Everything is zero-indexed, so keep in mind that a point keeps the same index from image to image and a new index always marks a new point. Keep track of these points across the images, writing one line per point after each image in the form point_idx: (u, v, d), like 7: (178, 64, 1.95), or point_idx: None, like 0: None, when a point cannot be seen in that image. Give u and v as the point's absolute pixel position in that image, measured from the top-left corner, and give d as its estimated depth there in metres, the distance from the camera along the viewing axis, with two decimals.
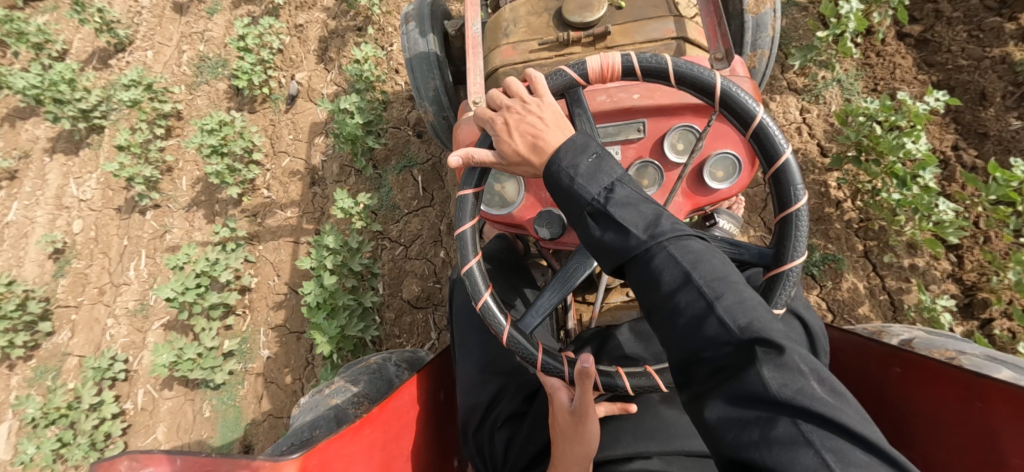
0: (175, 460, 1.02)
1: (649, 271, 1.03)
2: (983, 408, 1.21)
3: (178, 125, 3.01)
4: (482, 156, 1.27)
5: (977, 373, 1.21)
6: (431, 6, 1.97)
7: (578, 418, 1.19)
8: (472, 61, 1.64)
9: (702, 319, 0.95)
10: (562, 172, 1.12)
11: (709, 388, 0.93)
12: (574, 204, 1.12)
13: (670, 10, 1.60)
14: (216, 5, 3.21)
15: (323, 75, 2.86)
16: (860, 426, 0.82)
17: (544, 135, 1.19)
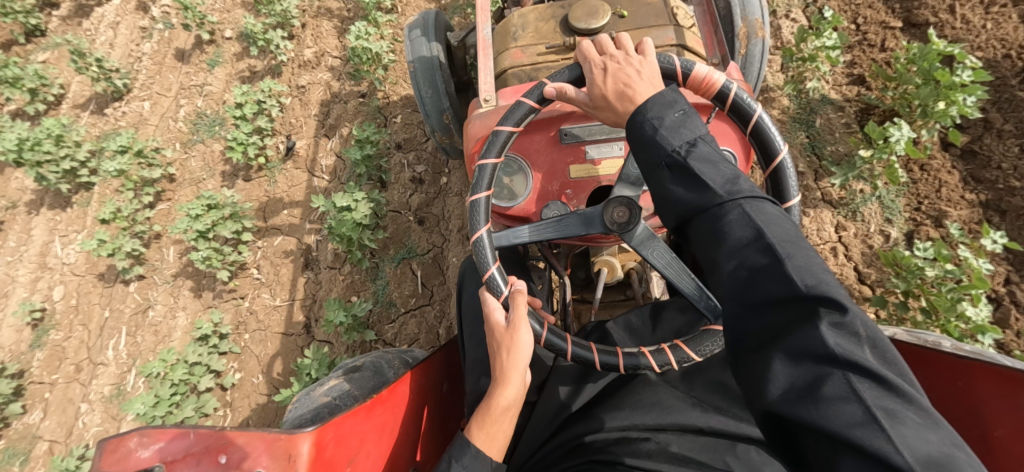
0: (188, 434, 1.14)
1: (716, 223, 0.97)
2: (966, 385, 1.18)
3: (169, 188, 3.07)
4: (572, 93, 1.25)
5: (960, 354, 1.18)
6: (436, 19, 2.41)
7: (510, 327, 1.21)
8: (482, 62, 1.64)
9: (765, 274, 0.88)
10: (646, 121, 1.08)
11: (763, 343, 0.85)
12: (650, 154, 1.07)
13: (671, 20, 1.64)
14: (218, 57, 3.36)
15: (325, 142, 3.06)
16: (916, 395, 0.76)
17: (635, 87, 1.15)
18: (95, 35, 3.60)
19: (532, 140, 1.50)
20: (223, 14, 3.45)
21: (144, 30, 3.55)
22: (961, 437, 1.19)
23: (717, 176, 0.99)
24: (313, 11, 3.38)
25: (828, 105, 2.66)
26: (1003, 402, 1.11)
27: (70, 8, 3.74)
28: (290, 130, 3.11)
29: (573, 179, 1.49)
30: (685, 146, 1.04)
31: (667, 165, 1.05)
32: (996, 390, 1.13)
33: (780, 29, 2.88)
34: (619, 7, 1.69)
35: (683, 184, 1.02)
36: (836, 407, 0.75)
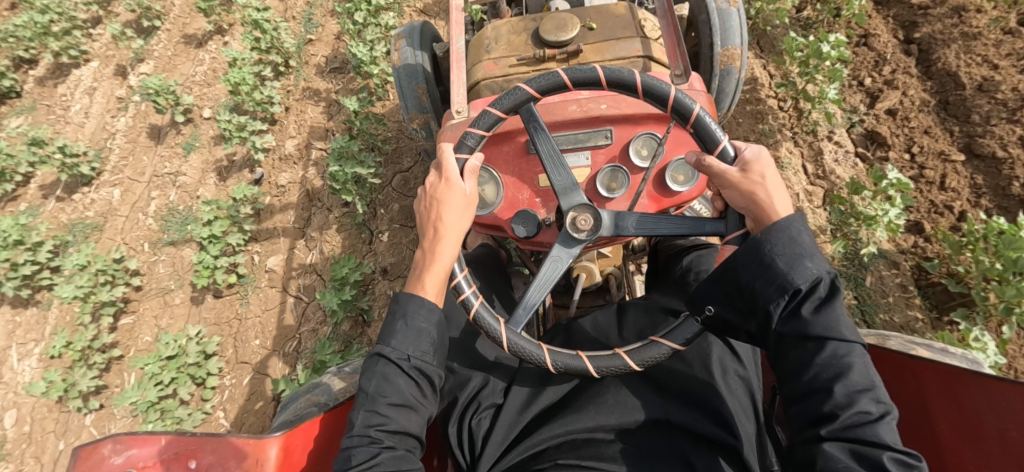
0: (159, 439, 1.17)
1: (830, 362, 1.05)
2: (915, 382, 1.28)
3: (135, 298, 2.68)
4: (714, 164, 1.24)
5: (907, 353, 1.28)
6: (422, 30, 2.44)
7: (471, 195, 1.36)
8: (454, 74, 1.69)
9: (869, 421, 1.00)
10: (797, 240, 1.12)
11: (848, 456, 0.97)
12: (793, 265, 1.10)
13: (638, 32, 1.70)
14: (194, 141, 3.00)
15: (303, 257, 2.64)
16: None
17: (778, 196, 1.20)
18: (70, 101, 3.27)
19: (500, 151, 1.55)
20: (199, 93, 3.13)
21: (120, 102, 3.21)
22: (912, 431, 1.29)
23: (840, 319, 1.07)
24: (298, 93, 3.05)
25: (881, 260, 2.25)
26: (948, 398, 1.21)
27: (46, 67, 3.40)
28: (266, 242, 2.71)
29: (542, 187, 1.52)
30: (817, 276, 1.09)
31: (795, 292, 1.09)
32: (940, 387, 1.22)
33: (822, 153, 2.51)
34: (589, 19, 1.74)
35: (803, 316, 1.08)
36: None
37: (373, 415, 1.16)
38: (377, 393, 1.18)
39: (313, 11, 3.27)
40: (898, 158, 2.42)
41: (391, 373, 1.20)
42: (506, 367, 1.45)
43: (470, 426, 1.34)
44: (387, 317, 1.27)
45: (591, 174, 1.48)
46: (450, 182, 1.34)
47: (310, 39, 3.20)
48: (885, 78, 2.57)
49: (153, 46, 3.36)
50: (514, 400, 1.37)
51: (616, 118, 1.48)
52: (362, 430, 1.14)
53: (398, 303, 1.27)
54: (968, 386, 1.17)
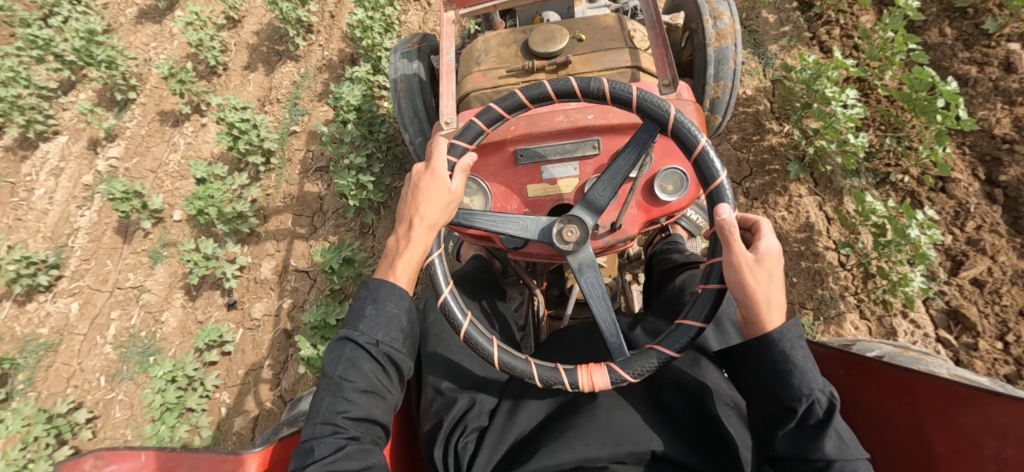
0: (139, 455, 1.21)
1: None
2: (911, 401, 1.24)
3: (86, 445, 2.39)
4: (735, 234, 1.12)
5: (906, 369, 1.23)
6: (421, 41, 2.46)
7: (456, 192, 1.30)
8: (444, 86, 1.70)
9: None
10: (790, 348, 1.12)
11: None
12: (782, 381, 1.12)
13: (626, 43, 1.70)
14: (161, 249, 2.78)
15: (274, 412, 2.36)
16: None
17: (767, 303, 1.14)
18: (34, 182, 3.08)
19: (488, 163, 1.52)
20: (168, 192, 2.90)
21: (86, 190, 3.02)
22: (906, 453, 1.25)
23: (846, 442, 1.07)
24: (279, 198, 2.81)
25: None
26: (944, 418, 1.19)
27: (12, 138, 3.20)
28: (234, 389, 2.44)
29: (531, 198, 1.50)
30: (829, 399, 1.10)
31: (800, 413, 1.10)
32: (934, 404, 1.20)
33: (896, 332, 2.09)
34: (578, 31, 1.74)
35: (804, 435, 1.09)
36: None
37: (339, 401, 1.16)
38: (345, 380, 1.17)
39: (300, 95, 3.03)
40: (988, 347, 1.98)
41: (359, 359, 1.20)
42: (493, 386, 1.43)
43: (457, 448, 1.31)
44: (357, 302, 1.25)
45: (578, 185, 1.48)
46: (437, 175, 1.28)
47: (295, 131, 2.96)
48: (968, 236, 2.13)
49: (126, 123, 3.15)
50: (500, 422, 1.34)
51: (604, 129, 1.47)
52: (330, 416, 1.15)
53: (368, 289, 1.26)
54: (964, 403, 1.16)
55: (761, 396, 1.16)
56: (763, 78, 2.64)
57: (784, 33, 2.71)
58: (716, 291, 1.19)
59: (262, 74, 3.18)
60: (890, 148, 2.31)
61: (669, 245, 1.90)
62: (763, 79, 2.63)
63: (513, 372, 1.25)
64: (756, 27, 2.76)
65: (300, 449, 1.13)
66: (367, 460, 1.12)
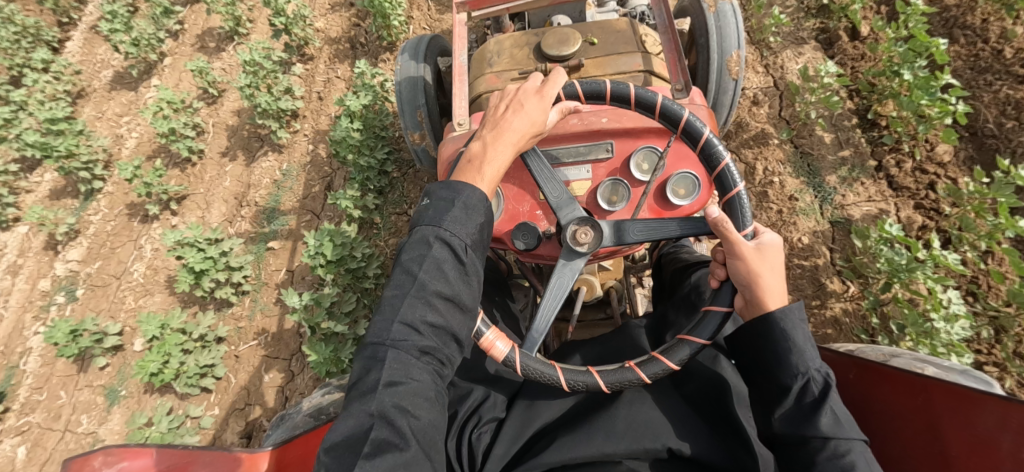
0: (151, 452, 1.20)
1: (829, 460, 1.06)
2: (925, 405, 1.26)
3: None
4: (730, 229, 1.15)
5: (918, 372, 1.27)
6: (429, 42, 2.46)
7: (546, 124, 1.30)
8: (457, 87, 1.70)
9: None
10: (788, 326, 1.14)
11: None
12: (776, 354, 1.15)
13: (638, 47, 1.71)
14: (119, 387, 2.52)
15: None
16: None
17: (767, 289, 1.16)
18: None
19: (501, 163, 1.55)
20: (129, 312, 2.68)
21: (44, 296, 2.84)
22: (921, 458, 1.25)
23: (842, 416, 1.10)
24: (251, 333, 2.53)
25: None
26: (960, 420, 1.20)
27: None
28: None
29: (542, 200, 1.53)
30: (824, 377, 1.12)
31: (797, 392, 1.12)
32: (950, 406, 1.22)
33: None
34: (590, 35, 1.75)
35: (801, 415, 1.11)
36: None
37: (421, 304, 1.08)
38: (430, 281, 1.09)
39: (281, 197, 2.80)
40: None
41: (447, 261, 1.11)
42: (507, 381, 1.43)
43: (470, 440, 1.30)
44: (441, 201, 1.15)
45: (591, 187, 1.48)
46: (544, 95, 1.28)
47: (272, 248, 2.66)
48: None
49: (90, 217, 2.98)
50: (518, 415, 1.33)
51: (617, 132, 1.49)
52: (406, 318, 1.06)
53: (456, 191, 1.16)
54: (979, 404, 1.18)
55: (760, 382, 1.19)
56: (820, 220, 2.36)
57: (842, 159, 2.45)
58: (722, 315, 1.22)
59: (241, 163, 2.95)
60: (987, 340, 1.98)
61: (675, 248, 1.91)
62: (821, 222, 2.36)
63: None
64: (809, 149, 2.50)
65: (367, 349, 1.06)
66: (431, 393, 1.06)
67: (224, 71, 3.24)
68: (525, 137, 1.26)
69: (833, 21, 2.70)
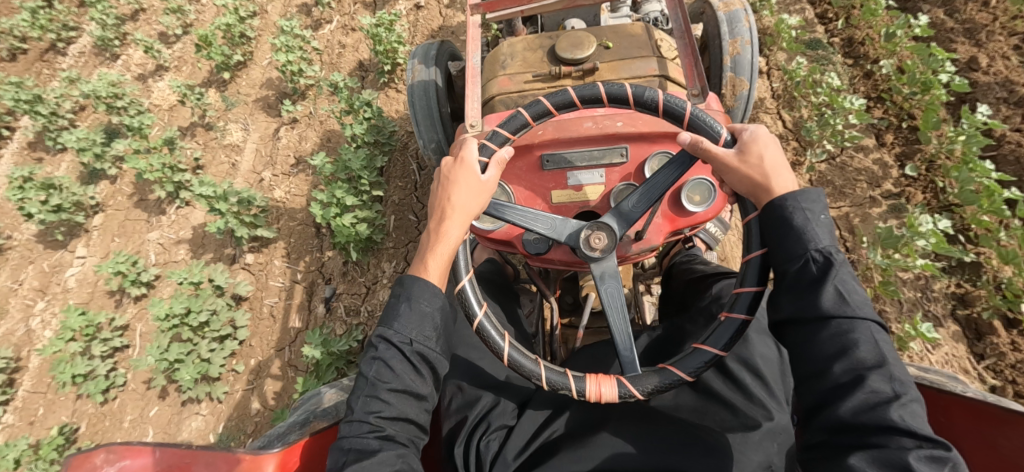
0: (153, 451, 1.18)
1: (834, 337, 1.03)
2: (945, 423, 1.25)
3: None
4: (709, 145, 1.21)
5: (939, 388, 1.25)
6: (439, 47, 2.45)
7: (487, 183, 1.28)
8: (470, 89, 1.70)
9: (882, 401, 0.96)
10: (800, 213, 1.11)
11: (836, 382, 1.01)
12: (791, 242, 1.11)
13: (653, 52, 1.70)
14: None
15: None
16: (923, 427, 0.94)
17: (772, 179, 1.17)
18: None
19: (514, 166, 1.51)
20: None
21: None
22: None
23: (853, 292, 1.05)
24: None
25: None
26: (977, 441, 1.18)
27: None
28: None
29: (555, 203, 1.49)
30: (826, 255, 1.07)
31: (797, 273, 1.09)
32: (970, 425, 1.20)
33: None
34: (604, 39, 1.74)
35: (806, 291, 1.07)
36: (889, 435, 0.93)
37: (373, 401, 1.11)
38: (378, 379, 1.13)
39: None
40: None
41: (393, 357, 1.14)
42: (518, 388, 1.40)
43: (478, 448, 1.28)
44: (391, 300, 1.20)
45: (604, 192, 1.47)
46: (466, 164, 1.29)
47: None
48: None
49: None
50: (526, 423, 1.31)
51: (632, 136, 1.46)
52: (362, 417, 1.11)
53: (402, 286, 1.20)
54: (999, 424, 1.14)
55: (776, 265, 1.14)
56: None
57: None
58: (760, 259, 1.19)
59: (172, 404, 2.40)
60: None
61: (689, 257, 1.87)
62: None
63: (520, 371, 1.24)
64: None
65: (337, 453, 1.09)
66: (396, 462, 1.06)
67: (162, 248, 2.78)
68: (476, 209, 1.27)
69: (978, 295, 2.16)
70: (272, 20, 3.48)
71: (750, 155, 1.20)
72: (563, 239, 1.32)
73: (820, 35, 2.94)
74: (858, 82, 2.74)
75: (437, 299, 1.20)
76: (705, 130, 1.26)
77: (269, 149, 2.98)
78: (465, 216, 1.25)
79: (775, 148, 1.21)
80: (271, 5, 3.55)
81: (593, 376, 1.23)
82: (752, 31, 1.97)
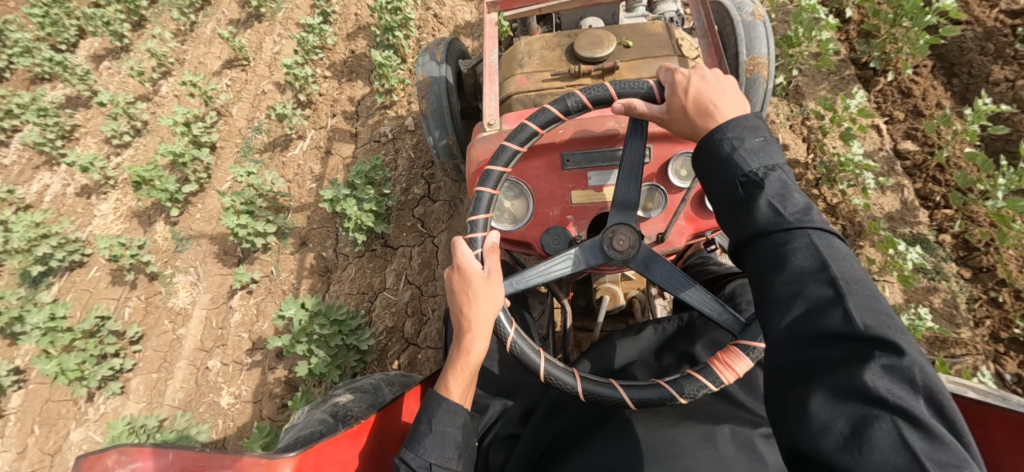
0: (166, 453, 1.15)
1: (770, 251, 1.00)
2: (982, 436, 1.20)
3: None
4: (643, 108, 1.25)
5: (976, 399, 1.22)
6: (450, 44, 2.45)
7: (491, 278, 1.24)
8: (488, 86, 1.66)
9: (821, 308, 0.91)
10: (725, 140, 1.10)
11: (775, 299, 0.97)
12: (726, 171, 1.09)
13: (674, 51, 1.67)
14: None
15: None
16: (874, 328, 0.86)
17: (710, 118, 1.17)
18: None
19: (532, 165, 1.48)
20: None
21: None
22: None
23: (788, 204, 1.02)
24: None
25: None
26: (1018, 454, 1.13)
27: None
28: None
29: (574, 204, 1.47)
30: (755, 176, 1.06)
31: (733, 199, 1.08)
32: (1009, 438, 1.15)
33: None
34: (624, 38, 1.72)
35: (740, 216, 1.05)
36: (827, 340, 0.88)
37: None
38: None
39: None
40: None
41: None
42: (526, 394, 1.43)
43: (488, 457, 1.33)
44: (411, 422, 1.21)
45: None
46: (467, 272, 1.22)
47: None
48: None
49: None
50: (532, 429, 1.32)
51: (656, 135, 1.41)
52: None
53: (423, 405, 1.22)
54: None
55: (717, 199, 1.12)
56: None
57: None
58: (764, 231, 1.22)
59: None
60: None
61: (701, 259, 1.84)
62: None
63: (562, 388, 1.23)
64: None
65: None
66: None
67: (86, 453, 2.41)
68: (495, 316, 1.24)
69: None
70: (237, 126, 3.14)
71: (681, 101, 1.21)
72: (588, 264, 1.32)
73: (925, 228, 2.36)
74: (981, 308, 2.16)
75: (458, 418, 1.21)
76: (632, 93, 1.30)
77: (220, 320, 2.59)
78: (487, 321, 1.21)
79: (705, 84, 1.21)
80: (237, 105, 3.21)
81: (722, 362, 1.19)
82: (767, 54, 1.95)
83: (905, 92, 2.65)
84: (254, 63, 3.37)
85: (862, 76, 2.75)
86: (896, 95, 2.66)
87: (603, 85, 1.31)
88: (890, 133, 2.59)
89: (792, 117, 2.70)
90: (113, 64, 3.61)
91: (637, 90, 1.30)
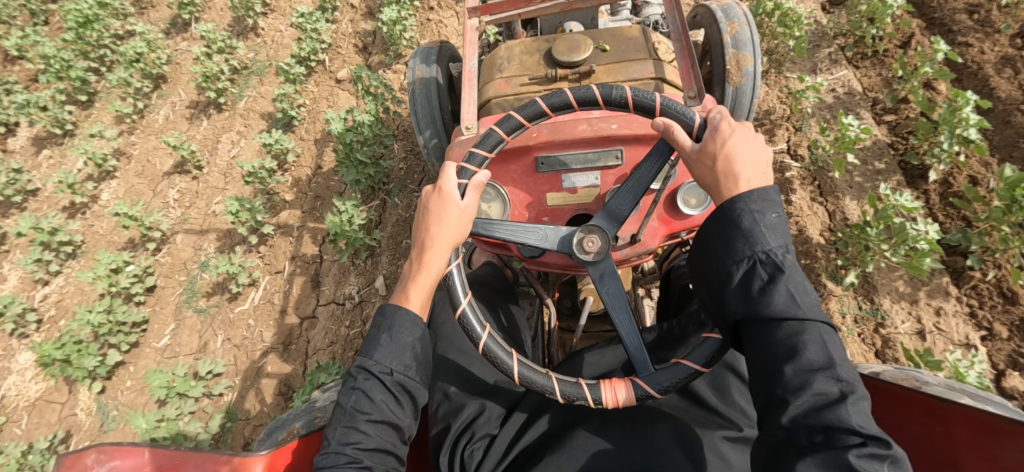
0: (143, 452, 1.18)
1: (784, 341, 0.99)
2: (945, 432, 1.22)
3: None
4: (680, 136, 1.21)
5: (939, 398, 1.23)
6: (441, 49, 2.45)
7: (466, 210, 1.29)
8: (466, 92, 1.71)
9: (830, 402, 0.93)
10: (747, 212, 1.06)
11: (785, 388, 0.97)
12: (742, 246, 1.06)
13: (650, 54, 1.69)
14: None
15: None
16: (869, 426, 0.91)
17: (732, 179, 1.13)
18: None
19: (508, 169, 1.51)
20: None
21: None
22: None
23: (803, 293, 1.01)
24: None
25: None
26: (979, 451, 1.15)
27: None
28: None
29: (550, 206, 1.49)
30: (772, 258, 1.03)
31: (743, 277, 1.05)
32: (970, 435, 1.17)
33: None
34: (601, 41, 1.74)
35: (755, 298, 1.02)
36: (835, 436, 0.90)
37: (351, 432, 1.12)
38: (359, 411, 1.14)
39: None
40: None
41: (372, 388, 1.16)
42: (506, 393, 1.40)
43: (464, 455, 1.27)
44: (372, 330, 1.22)
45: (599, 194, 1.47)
46: (445, 195, 1.28)
47: None
48: None
49: None
50: (512, 430, 1.32)
51: (627, 138, 1.45)
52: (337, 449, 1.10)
53: (383, 316, 1.23)
54: (1006, 436, 1.11)
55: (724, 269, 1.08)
56: None
57: None
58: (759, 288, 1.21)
59: None
60: None
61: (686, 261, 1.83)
62: None
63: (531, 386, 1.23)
64: None
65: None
66: None
67: None
68: (456, 246, 1.28)
69: None
70: (183, 257, 2.84)
71: (714, 150, 1.17)
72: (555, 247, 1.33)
73: None
74: None
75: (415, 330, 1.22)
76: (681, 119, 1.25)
77: None
78: (449, 246, 1.26)
79: (746, 146, 1.15)
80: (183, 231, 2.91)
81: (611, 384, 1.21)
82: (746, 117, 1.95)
83: (1007, 295, 2.09)
84: (207, 170, 3.09)
85: (950, 263, 2.20)
86: (996, 296, 2.10)
87: (653, 93, 1.29)
88: (989, 353, 2.02)
89: (862, 319, 2.18)
90: (54, 152, 3.32)
91: (683, 119, 1.26)
